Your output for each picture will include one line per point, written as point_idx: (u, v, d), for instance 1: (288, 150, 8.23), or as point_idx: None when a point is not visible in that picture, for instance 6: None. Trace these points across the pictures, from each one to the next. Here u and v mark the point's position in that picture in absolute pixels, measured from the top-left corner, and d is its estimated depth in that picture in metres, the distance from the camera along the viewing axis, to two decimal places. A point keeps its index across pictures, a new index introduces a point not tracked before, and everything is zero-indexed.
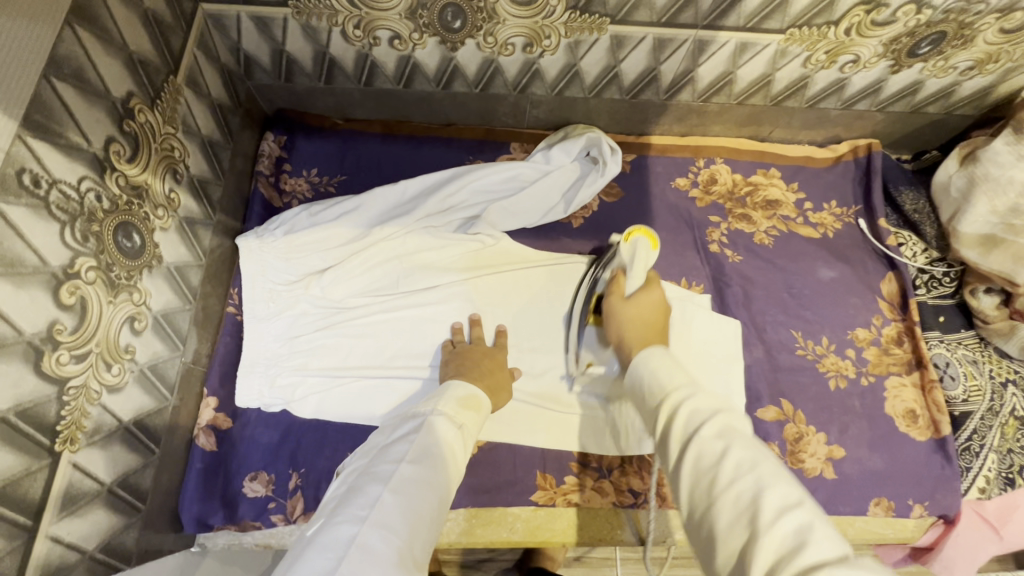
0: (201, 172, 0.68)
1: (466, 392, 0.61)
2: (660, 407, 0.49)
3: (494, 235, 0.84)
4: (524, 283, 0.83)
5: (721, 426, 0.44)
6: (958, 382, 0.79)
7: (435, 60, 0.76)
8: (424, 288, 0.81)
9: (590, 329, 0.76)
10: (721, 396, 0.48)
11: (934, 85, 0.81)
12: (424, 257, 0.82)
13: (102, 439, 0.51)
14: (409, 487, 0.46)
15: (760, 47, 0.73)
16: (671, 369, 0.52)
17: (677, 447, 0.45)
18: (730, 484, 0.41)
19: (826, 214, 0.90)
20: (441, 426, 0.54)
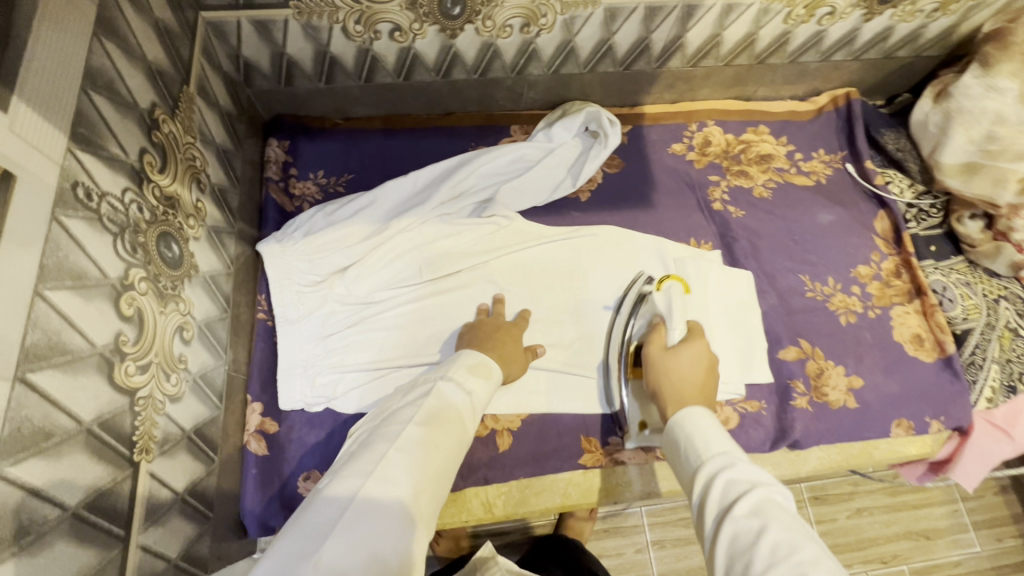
0: (220, 181, 0.67)
1: (475, 362, 0.63)
2: (699, 473, 0.53)
3: (508, 216, 0.86)
4: (544, 260, 0.85)
5: (754, 504, 0.46)
6: (956, 304, 0.85)
7: (435, 50, 0.77)
8: (446, 275, 0.82)
9: (630, 384, 0.75)
10: (757, 468, 0.50)
11: (904, 30, 0.86)
12: (442, 245, 0.84)
13: (170, 449, 0.52)
14: (413, 446, 0.49)
15: (745, 6, 0.77)
16: (716, 434, 0.55)
17: (712, 518, 0.48)
18: (765, 566, 0.42)
19: (815, 162, 0.95)
20: (450, 394, 0.56)
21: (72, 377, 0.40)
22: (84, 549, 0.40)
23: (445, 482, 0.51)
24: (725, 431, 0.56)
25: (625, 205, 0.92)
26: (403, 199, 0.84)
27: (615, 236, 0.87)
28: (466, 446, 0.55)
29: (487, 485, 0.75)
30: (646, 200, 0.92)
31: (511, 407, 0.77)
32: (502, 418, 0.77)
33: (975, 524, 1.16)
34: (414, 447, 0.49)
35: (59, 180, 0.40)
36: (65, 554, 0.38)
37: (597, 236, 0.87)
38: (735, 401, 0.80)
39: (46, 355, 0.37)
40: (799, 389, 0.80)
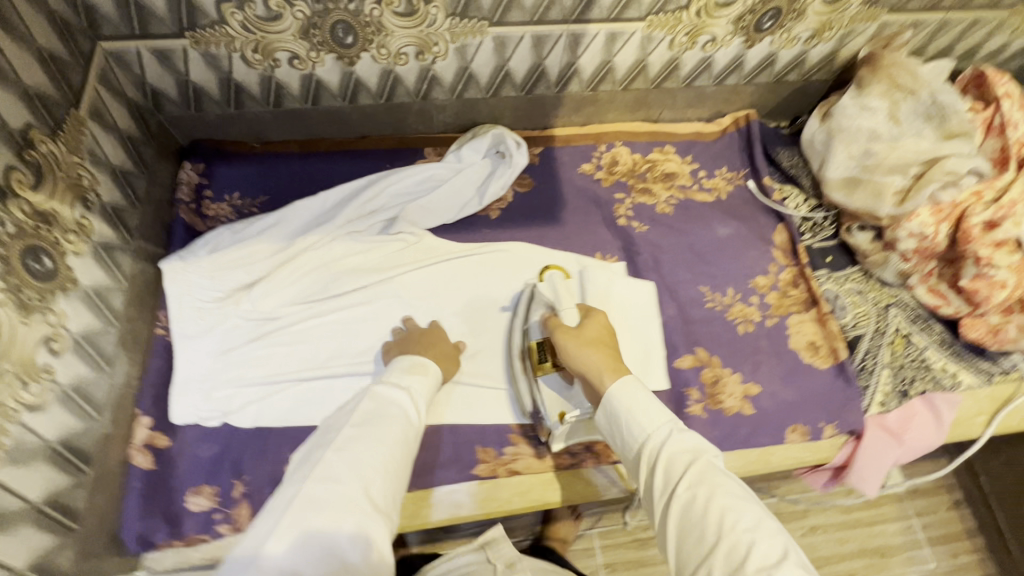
0: (115, 201, 0.70)
1: (413, 363, 0.69)
2: (641, 450, 0.59)
3: (416, 234, 0.89)
4: (450, 275, 0.88)
5: (696, 475, 0.53)
6: (847, 311, 0.88)
7: (337, 76, 0.81)
8: (353, 292, 0.85)
9: (543, 378, 0.75)
10: (694, 439, 0.58)
11: (787, 56, 0.92)
12: (351, 263, 0.86)
13: (24, 458, 0.52)
14: (347, 444, 0.55)
15: (627, 35, 0.82)
16: (649, 407, 0.60)
17: (661, 500, 0.55)
18: (716, 536, 0.50)
19: (718, 179, 0.99)
20: (385, 393, 0.62)
21: None
22: None
23: (401, 474, 0.56)
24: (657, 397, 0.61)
25: (535, 222, 0.95)
26: (315, 217, 0.87)
27: (522, 251, 0.91)
28: (416, 439, 0.61)
29: None
30: (554, 217, 0.96)
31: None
32: None
33: (919, 540, 1.16)
34: (351, 447, 0.54)
35: None
36: None
37: (504, 251, 0.90)
38: None
39: None
40: (694, 396, 0.82)
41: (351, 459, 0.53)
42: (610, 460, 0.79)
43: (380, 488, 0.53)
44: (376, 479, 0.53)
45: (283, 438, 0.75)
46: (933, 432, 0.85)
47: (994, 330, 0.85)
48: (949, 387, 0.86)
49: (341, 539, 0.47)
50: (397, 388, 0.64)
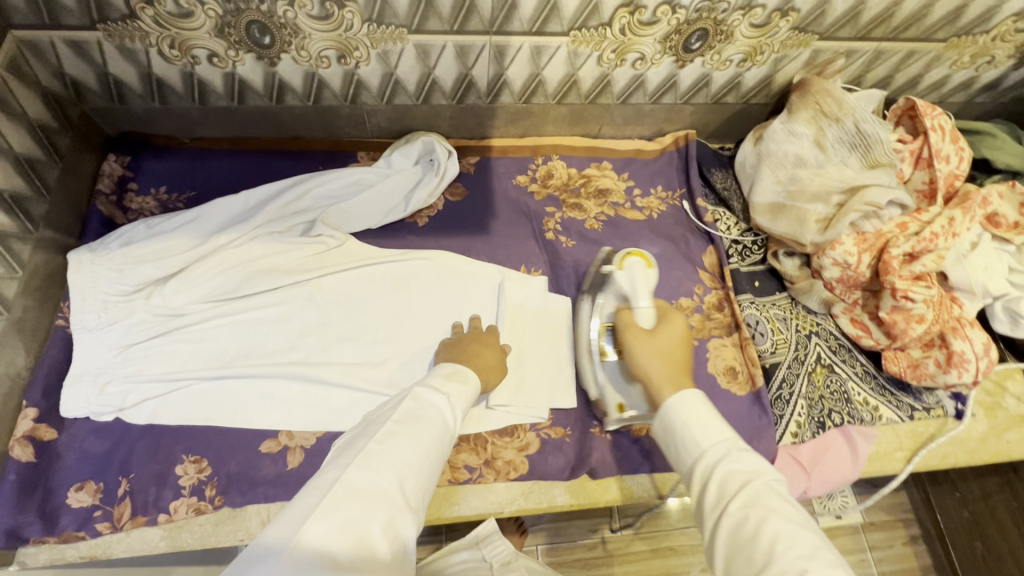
0: (14, 188, 0.70)
1: (455, 371, 0.62)
2: (696, 464, 0.56)
3: (338, 237, 0.89)
4: (369, 280, 0.87)
5: (750, 496, 0.51)
6: (767, 338, 0.87)
7: (259, 76, 0.81)
8: (267, 293, 0.84)
9: (608, 366, 0.79)
10: (754, 459, 0.54)
11: (721, 77, 0.92)
12: (268, 263, 0.86)
13: None
14: (396, 438, 0.50)
15: (553, 49, 0.82)
16: (705, 424, 0.57)
17: (712, 517, 0.52)
18: (764, 561, 0.46)
19: (652, 198, 0.99)
20: (432, 394, 0.56)
21: None
22: None
23: (434, 478, 0.51)
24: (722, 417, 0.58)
25: (464, 231, 0.95)
26: (238, 215, 0.87)
27: (444, 260, 0.89)
28: (450, 445, 0.55)
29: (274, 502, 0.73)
30: (483, 227, 0.95)
31: (307, 424, 0.77)
32: (297, 434, 0.77)
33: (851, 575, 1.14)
34: (397, 442, 0.49)
35: None
36: None
37: (427, 259, 0.89)
38: (538, 425, 0.80)
39: None
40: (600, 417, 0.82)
41: (403, 452, 0.49)
42: (508, 477, 0.77)
43: (414, 488, 0.48)
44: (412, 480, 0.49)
45: (174, 437, 0.74)
46: (848, 465, 0.83)
47: (914, 364, 0.84)
48: (866, 420, 0.85)
49: (370, 536, 0.43)
50: (451, 393, 0.58)
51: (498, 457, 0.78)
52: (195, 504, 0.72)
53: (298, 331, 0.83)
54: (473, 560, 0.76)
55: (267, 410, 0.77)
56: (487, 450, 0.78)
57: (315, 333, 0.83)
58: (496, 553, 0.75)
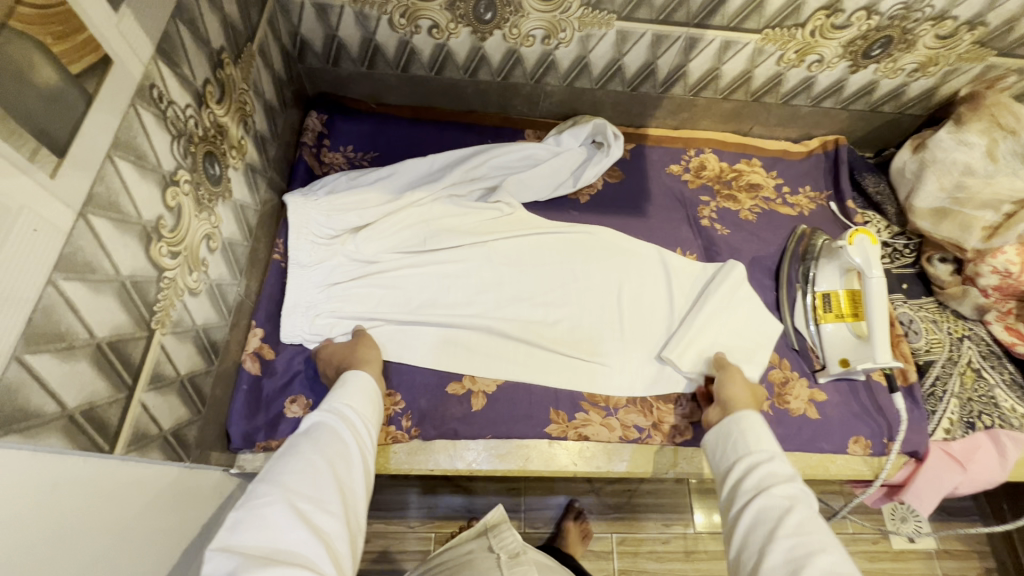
0: (263, 130, 0.78)
1: (342, 380, 0.68)
2: (743, 459, 0.65)
3: (511, 205, 0.93)
4: (540, 247, 0.92)
5: (788, 493, 0.58)
6: (921, 335, 0.90)
7: (466, 49, 0.88)
8: (448, 250, 0.89)
9: (827, 328, 0.85)
10: (792, 472, 0.62)
11: (888, 86, 0.96)
12: (448, 224, 0.90)
13: (180, 332, 0.58)
14: (282, 457, 0.56)
15: (741, 45, 0.87)
16: (760, 435, 0.66)
17: (746, 497, 0.60)
18: (788, 533, 0.54)
19: (801, 197, 1.02)
20: (313, 415, 0.62)
21: (120, 233, 0.47)
22: (100, 379, 0.46)
23: (337, 478, 0.55)
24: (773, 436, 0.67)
25: (622, 211, 1.00)
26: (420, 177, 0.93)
27: (608, 236, 0.94)
28: (348, 447, 0.59)
29: (463, 440, 0.80)
30: (640, 210, 1.00)
31: (489, 371, 0.82)
32: (480, 380, 0.82)
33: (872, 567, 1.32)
34: (285, 457, 0.55)
35: (141, 78, 0.49)
36: (85, 373, 0.44)
37: (590, 233, 0.94)
38: (701, 396, 0.85)
39: (106, 206, 0.45)
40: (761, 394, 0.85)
41: (292, 462, 0.54)
42: (673, 440, 0.82)
43: (311, 489, 0.53)
44: (325, 484, 0.54)
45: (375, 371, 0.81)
46: (997, 467, 0.84)
47: None
48: (1017, 426, 0.85)
49: (274, 531, 0.48)
50: (328, 404, 0.64)
51: (663, 421, 0.83)
52: (393, 432, 0.79)
53: (476, 288, 0.88)
54: (483, 548, 0.82)
55: (452, 353, 0.83)
56: (653, 414, 0.83)
57: (490, 290, 0.88)
58: (508, 543, 0.82)
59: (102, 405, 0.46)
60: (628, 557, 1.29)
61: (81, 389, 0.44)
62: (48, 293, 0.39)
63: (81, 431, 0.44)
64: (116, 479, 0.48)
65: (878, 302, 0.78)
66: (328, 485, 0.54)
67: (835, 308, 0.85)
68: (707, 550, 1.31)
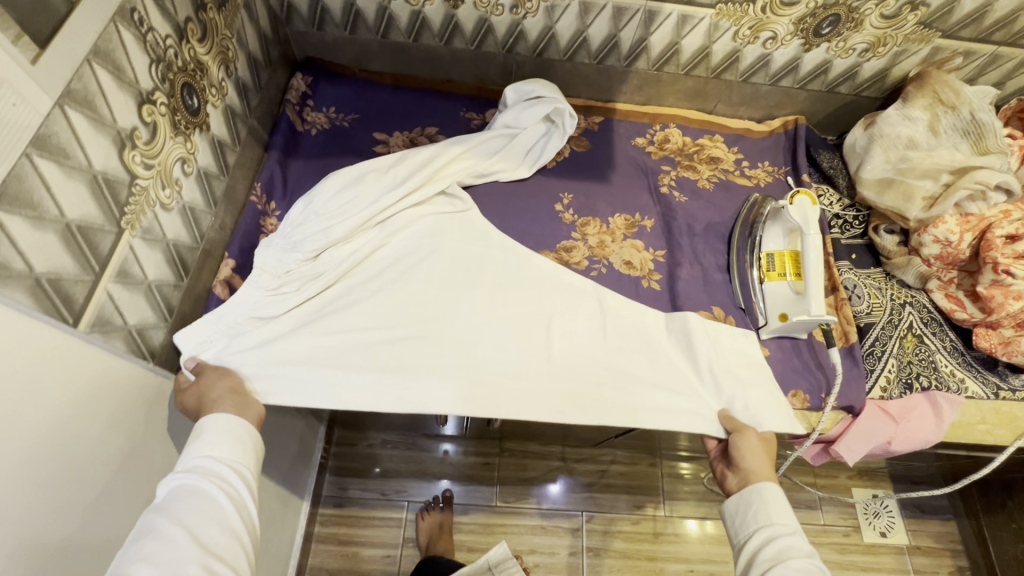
0: (245, 79, 0.84)
1: (197, 429, 0.64)
2: (764, 531, 0.70)
3: (465, 202, 0.93)
4: (486, 244, 0.91)
5: (805, 567, 0.64)
6: (863, 300, 0.94)
7: (440, 17, 0.95)
8: (386, 266, 0.86)
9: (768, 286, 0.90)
10: (807, 544, 0.68)
11: (841, 66, 1.01)
12: (393, 245, 0.88)
13: (150, 239, 0.64)
14: (138, 538, 0.54)
15: (697, 19, 0.93)
16: (781, 507, 0.72)
17: (766, 568, 0.66)
18: None
19: (759, 170, 1.07)
20: (164, 485, 0.60)
21: (94, 131, 0.53)
22: (67, 255, 0.52)
23: (201, 544, 0.55)
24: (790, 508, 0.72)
25: (586, 177, 1.05)
26: (371, 196, 0.86)
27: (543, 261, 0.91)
28: (214, 506, 0.58)
29: None
30: (604, 177, 1.05)
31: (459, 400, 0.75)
32: None
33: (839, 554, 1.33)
34: (135, 541, 0.54)
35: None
36: (53, 246, 0.50)
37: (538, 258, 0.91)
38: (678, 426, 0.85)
39: (82, 102, 0.51)
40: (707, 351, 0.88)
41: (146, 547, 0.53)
42: None
43: (169, 566, 0.52)
44: (189, 559, 0.53)
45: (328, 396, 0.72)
46: (932, 428, 0.86)
47: (1005, 343, 0.88)
48: (953, 389, 0.89)
49: None
50: (192, 461, 0.62)
51: None
52: None
53: (404, 320, 0.81)
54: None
55: (423, 386, 0.75)
56: None
57: (424, 322, 0.82)
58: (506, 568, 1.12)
59: (68, 280, 0.52)
60: (596, 536, 1.31)
61: (48, 258, 0.49)
62: (23, 164, 0.45)
63: (46, 296, 0.50)
64: (66, 346, 0.52)
65: (814, 257, 0.83)
66: (190, 555, 0.54)
67: (778, 267, 0.89)
68: (676, 533, 1.33)
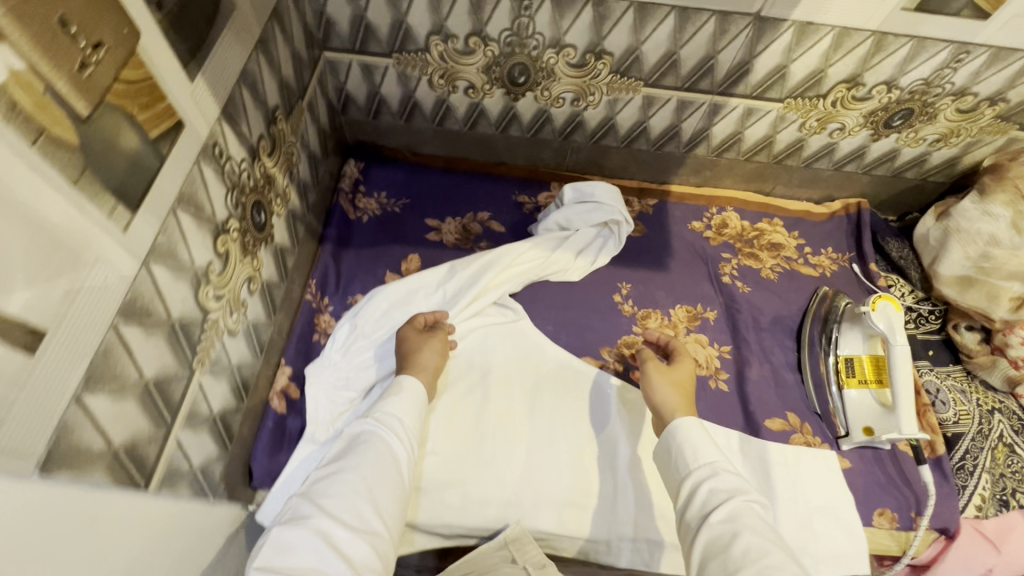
0: (305, 179, 0.83)
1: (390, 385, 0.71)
2: (689, 478, 0.61)
3: (517, 312, 0.91)
4: (538, 358, 0.89)
5: (731, 512, 0.56)
6: (948, 407, 0.87)
7: (499, 108, 0.93)
8: (440, 389, 0.84)
9: (852, 393, 0.86)
10: (737, 481, 0.59)
11: (909, 154, 0.97)
12: (446, 366, 0.86)
13: (218, 371, 0.61)
14: (325, 478, 0.59)
15: (764, 112, 0.90)
16: (702, 445, 0.63)
17: (695, 527, 0.57)
18: (737, 566, 0.51)
19: (823, 257, 1.03)
20: (359, 423, 0.66)
21: (175, 279, 0.51)
22: (143, 417, 0.48)
23: (371, 501, 0.58)
24: (715, 443, 0.64)
25: (643, 265, 1.01)
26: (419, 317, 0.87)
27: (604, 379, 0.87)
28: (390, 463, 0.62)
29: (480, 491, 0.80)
30: (662, 264, 1.01)
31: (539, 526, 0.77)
32: (499, 430, 0.82)
33: None
34: (327, 478, 0.59)
35: (206, 137, 0.54)
36: (132, 412, 0.47)
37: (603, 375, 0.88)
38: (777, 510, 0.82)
39: (166, 254, 0.49)
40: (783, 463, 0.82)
41: (335, 485, 0.58)
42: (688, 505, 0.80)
43: (342, 512, 0.56)
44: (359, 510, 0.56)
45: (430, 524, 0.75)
46: None
47: None
48: None
49: (312, 550, 0.52)
50: (381, 416, 0.67)
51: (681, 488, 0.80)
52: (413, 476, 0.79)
53: (458, 457, 0.79)
54: None
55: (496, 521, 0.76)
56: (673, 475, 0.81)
57: (487, 460, 0.80)
58: None
59: (143, 443, 0.49)
60: None
61: (126, 427, 0.46)
62: (109, 338, 0.42)
63: (123, 468, 0.46)
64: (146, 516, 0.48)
65: (902, 369, 0.80)
66: (356, 509, 0.56)
67: (858, 373, 0.87)
68: None
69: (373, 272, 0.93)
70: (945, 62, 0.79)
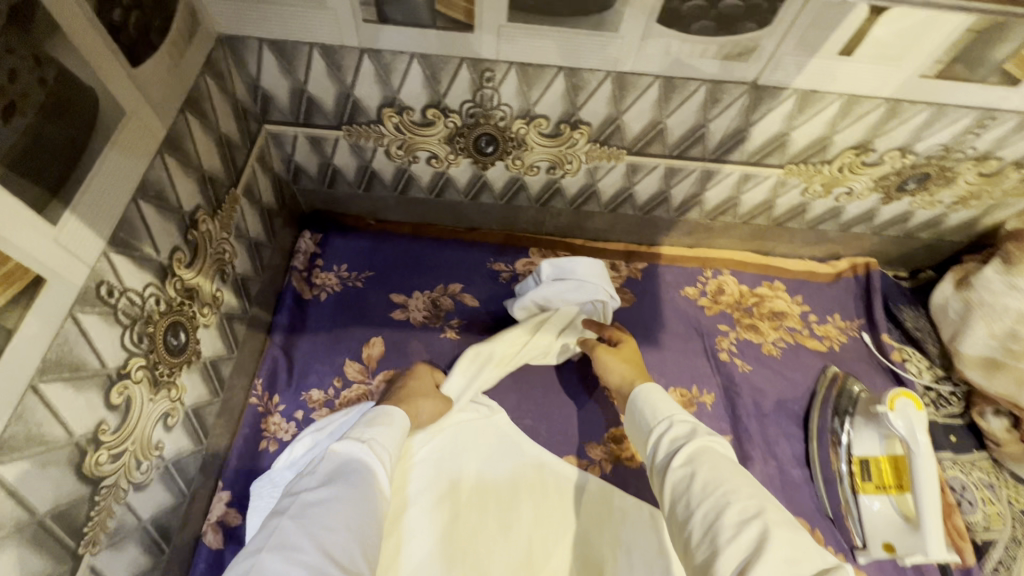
0: (244, 272, 0.73)
1: (378, 414, 0.63)
2: (649, 433, 0.59)
3: (489, 408, 0.81)
4: (518, 456, 0.79)
5: (690, 451, 0.53)
6: (977, 508, 0.78)
7: (467, 176, 0.83)
8: (408, 504, 0.72)
9: (874, 502, 0.75)
10: (695, 423, 0.57)
11: (924, 216, 0.88)
12: (415, 475, 0.74)
13: (120, 540, 0.53)
14: (311, 505, 0.50)
15: (762, 177, 0.80)
16: (659, 401, 0.61)
17: (660, 477, 0.54)
18: (699, 502, 0.49)
19: (830, 327, 0.93)
20: (348, 445, 0.57)
21: (40, 468, 0.42)
22: None
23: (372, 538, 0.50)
24: (672, 398, 0.62)
25: None
26: None
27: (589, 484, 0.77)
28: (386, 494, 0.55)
29: None
30: (653, 339, 0.91)
31: None
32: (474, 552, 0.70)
33: None
34: (313, 506, 0.49)
35: (86, 281, 0.44)
36: None
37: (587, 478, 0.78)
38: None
39: (22, 446, 0.40)
40: None
41: (329, 515, 0.48)
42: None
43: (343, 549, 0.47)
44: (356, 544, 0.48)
45: None
46: None
47: None
48: None
49: None
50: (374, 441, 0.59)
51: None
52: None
53: None
54: None
55: None
56: None
57: None
58: None
59: None
60: None
61: None
62: None
63: None
64: None
65: (925, 479, 0.69)
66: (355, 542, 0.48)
67: (874, 477, 0.77)
68: None
69: (330, 361, 0.82)
70: (968, 127, 0.70)
